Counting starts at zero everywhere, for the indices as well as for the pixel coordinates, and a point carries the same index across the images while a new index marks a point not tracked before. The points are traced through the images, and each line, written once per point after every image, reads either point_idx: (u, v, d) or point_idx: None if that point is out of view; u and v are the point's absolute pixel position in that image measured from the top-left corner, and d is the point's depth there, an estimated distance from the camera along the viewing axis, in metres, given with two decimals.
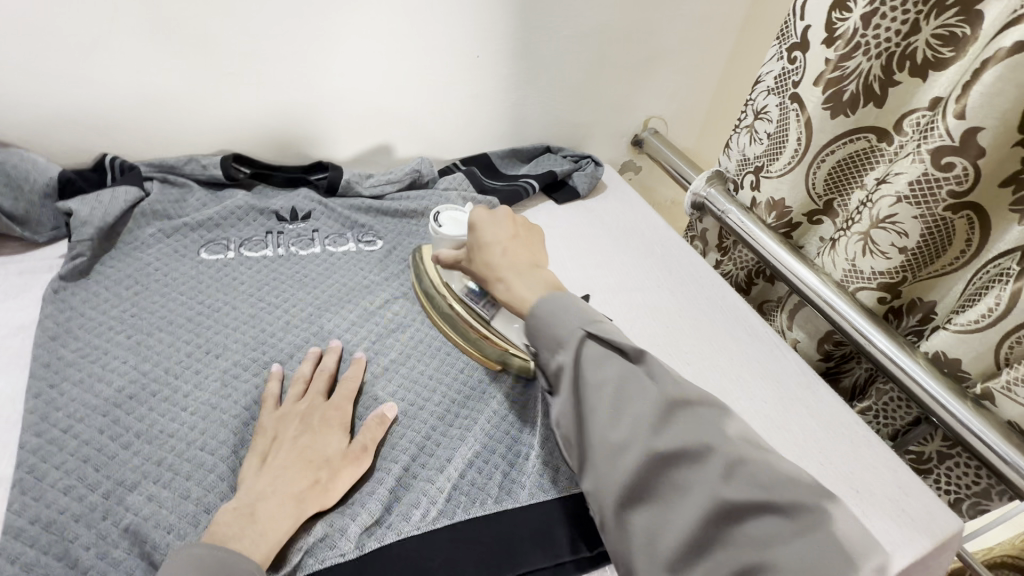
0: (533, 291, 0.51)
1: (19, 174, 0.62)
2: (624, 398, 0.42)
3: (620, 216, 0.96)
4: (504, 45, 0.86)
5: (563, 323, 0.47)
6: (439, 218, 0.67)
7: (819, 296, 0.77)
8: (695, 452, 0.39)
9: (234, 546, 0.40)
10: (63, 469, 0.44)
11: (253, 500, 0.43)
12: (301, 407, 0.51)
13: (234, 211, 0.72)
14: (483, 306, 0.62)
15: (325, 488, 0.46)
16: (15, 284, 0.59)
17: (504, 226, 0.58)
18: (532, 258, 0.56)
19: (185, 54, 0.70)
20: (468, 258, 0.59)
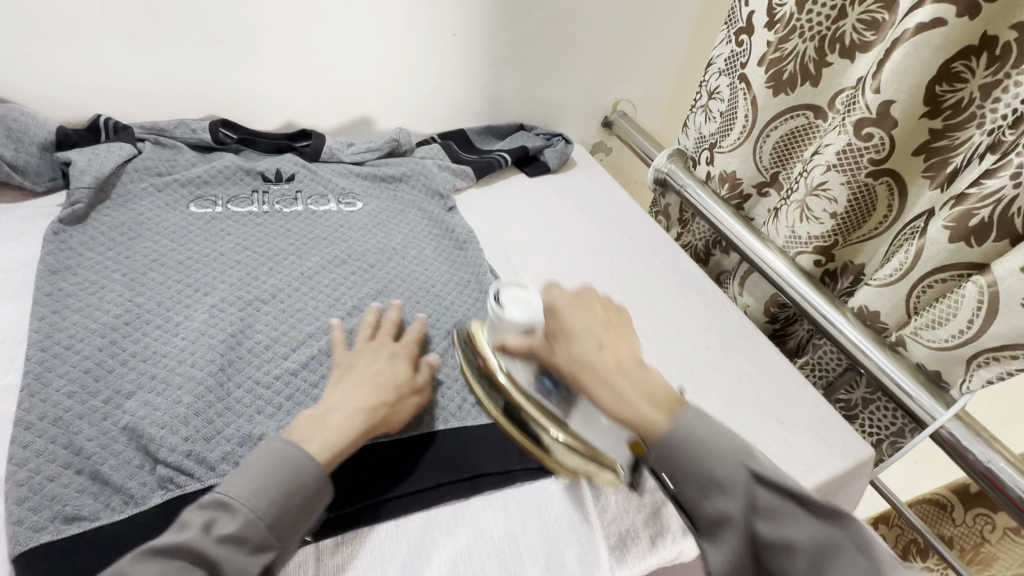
0: (622, 388, 0.44)
1: (19, 127, 0.66)
2: (733, 480, 0.37)
3: (587, 190, 1.03)
4: (478, 25, 0.92)
5: (685, 452, 0.39)
6: (500, 299, 0.56)
7: (761, 258, 0.85)
8: (777, 502, 0.37)
9: (306, 445, 0.45)
10: (67, 377, 0.50)
11: (326, 411, 0.49)
12: (371, 345, 0.57)
13: (222, 170, 0.77)
14: (554, 402, 0.52)
15: (391, 412, 0.52)
16: (17, 227, 0.64)
17: (593, 306, 0.51)
18: (626, 346, 0.48)
19: (175, 22, 0.75)
20: (548, 345, 0.50)
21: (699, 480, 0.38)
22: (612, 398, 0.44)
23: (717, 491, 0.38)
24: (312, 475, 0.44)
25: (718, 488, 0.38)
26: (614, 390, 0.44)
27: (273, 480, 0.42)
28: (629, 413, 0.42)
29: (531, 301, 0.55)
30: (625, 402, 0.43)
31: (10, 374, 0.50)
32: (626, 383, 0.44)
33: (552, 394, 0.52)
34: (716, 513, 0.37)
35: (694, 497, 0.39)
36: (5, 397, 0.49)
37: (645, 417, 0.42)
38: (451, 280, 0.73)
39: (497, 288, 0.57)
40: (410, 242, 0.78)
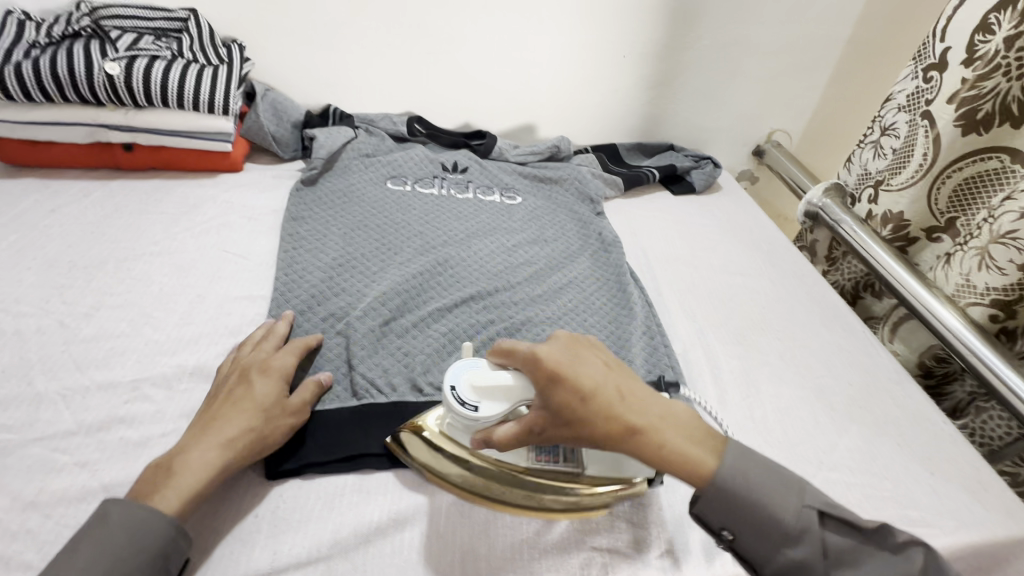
0: (669, 440, 0.44)
1: (282, 108, 0.86)
2: (803, 528, 0.42)
3: (731, 214, 1.04)
4: (649, 49, 0.99)
5: (736, 491, 0.43)
6: (457, 391, 0.48)
7: (923, 304, 0.79)
8: (846, 544, 0.43)
9: (158, 501, 0.41)
10: (302, 297, 0.64)
11: (174, 457, 0.44)
12: (247, 362, 0.53)
13: (413, 157, 0.92)
14: (566, 463, 0.50)
15: (258, 440, 0.47)
16: (269, 182, 0.82)
17: (582, 354, 0.47)
18: (637, 391, 0.46)
19: (399, 33, 0.90)
20: (570, 424, 0.44)
21: (766, 526, 0.43)
22: (655, 443, 0.44)
23: (791, 541, 0.42)
24: (152, 533, 0.40)
25: (795, 538, 0.42)
26: (668, 441, 0.44)
27: (115, 554, 0.38)
28: (681, 457, 0.44)
29: (500, 379, 0.48)
30: (677, 451, 0.44)
31: (264, 288, 0.65)
32: (641, 410, 0.45)
33: (554, 455, 0.50)
34: (789, 562, 0.43)
35: (753, 545, 0.43)
36: (260, 303, 0.63)
37: (679, 450, 0.44)
38: (593, 276, 0.79)
39: (450, 379, 0.49)
40: (560, 237, 0.86)
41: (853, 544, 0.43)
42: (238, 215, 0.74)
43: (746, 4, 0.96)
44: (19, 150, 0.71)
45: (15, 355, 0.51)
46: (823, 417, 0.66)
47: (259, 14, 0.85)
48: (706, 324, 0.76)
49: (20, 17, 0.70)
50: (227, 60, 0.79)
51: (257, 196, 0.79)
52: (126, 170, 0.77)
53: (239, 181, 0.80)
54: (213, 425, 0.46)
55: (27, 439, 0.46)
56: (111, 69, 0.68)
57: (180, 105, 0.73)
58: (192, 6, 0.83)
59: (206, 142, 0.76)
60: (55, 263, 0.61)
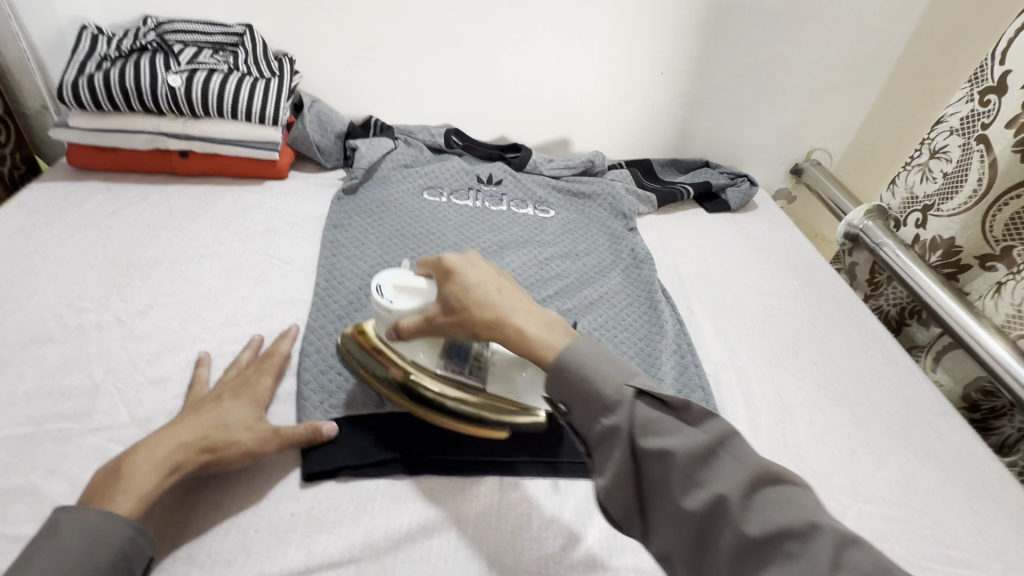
0: (527, 325, 0.46)
1: (326, 119, 0.89)
2: (619, 398, 0.41)
3: (767, 233, 1.03)
4: (688, 66, 0.99)
5: (575, 369, 0.43)
6: (382, 288, 0.54)
7: (970, 334, 0.76)
8: (653, 417, 0.40)
9: (108, 501, 0.41)
10: (340, 303, 0.66)
11: (129, 454, 0.44)
12: (232, 377, 0.54)
13: (450, 169, 0.94)
14: (470, 376, 0.53)
15: (218, 450, 0.47)
16: (312, 190, 0.85)
17: (478, 262, 0.51)
18: (517, 296, 0.49)
19: (442, 49, 0.93)
20: (449, 313, 0.48)
21: (590, 399, 0.42)
22: (516, 332, 0.46)
23: (606, 410, 0.41)
24: (103, 536, 0.39)
25: (610, 406, 0.41)
26: (524, 326, 0.46)
27: (68, 565, 0.37)
28: (536, 343, 0.45)
29: (416, 287, 0.53)
30: (531, 335, 0.46)
31: (304, 293, 0.68)
32: (511, 303, 0.48)
33: (462, 367, 0.53)
34: (603, 430, 0.40)
35: (585, 419, 0.42)
36: (300, 308, 0.66)
37: (536, 339, 0.45)
38: (624, 291, 0.79)
39: (377, 280, 0.54)
40: (592, 252, 0.86)
41: (675, 426, 0.39)
42: (282, 221, 0.77)
43: (788, 22, 0.95)
44: (84, 154, 0.76)
45: (77, 347, 0.55)
46: (860, 447, 0.64)
47: (310, 30, 0.89)
48: (739, 344, 0.75)
49: (94, 31, 0.75)
50: (278, 72, 0.83)
51: (301, 203, 0.82)
52: (180, 175, 0.81)
53: (283, 189, 0.84)
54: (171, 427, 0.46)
55: (85, 429, 0.48)
56: (174, 82, 0.73)
57: (234, 116, 0.77)
58: (248, 21, 0.87)
59: (255, 150, 0.80)
60: (115, 261, 0.64)
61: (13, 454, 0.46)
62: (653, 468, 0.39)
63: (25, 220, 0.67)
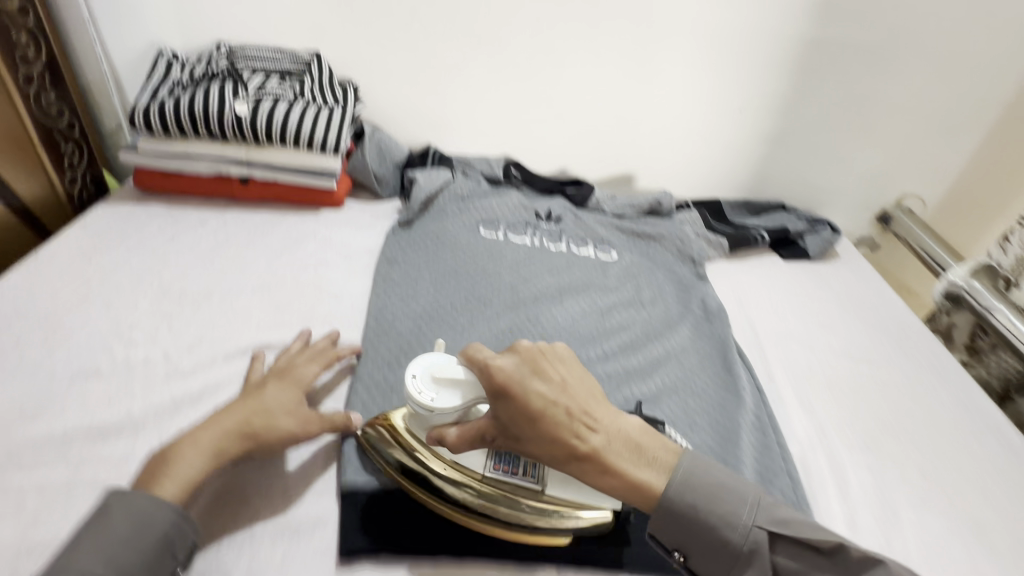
0: (618, 462, 0.42)
1: (387, 148, 0.88)
2: (748, 543, 0.41)
3: (851, 287, 0.93)
4: (770, 103, 0.92)
5: (688, 513, 0.42)
6: (417, 380, 0.49)
7: None
8: (794, 564, 0.41)
9: (154, 482, 0.42)
10: (388, 346, 0.62)
11: (180, 438, 0.46)
12: (281, 364, 0.55)
13: (508, 203, 0.90)
14: (526, 477, 0.49)
15: (260, 433, 0.48)
16: (367, 221, 0.83)
17: (543, 369, 0.44)
18: (594, 406, 0.44)
19: (508, 79, 0.90)
20: (507, 434, 0.44)
21: (713, 543, 0.42)
22: (600, 466, 0.42)
23: (742, 562, 0.42)
24: (150, 509, 0.40)
25: (746, 559, 0.42)
26: (611, 454, 0.42)
27: (117, 542, 0.39)
28: (637, 485, 0.42)
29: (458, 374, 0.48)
30: (622, 472, 0.42)
31: (353, 334, 0.64)
32: (595, 424, 0.43)
33: (514, 467, 0.50)
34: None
35: (717, 570, 0.43)
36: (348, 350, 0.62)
37: (627, 479, 0.42)
38: (693, 348, 0.72)
39: (412, 369, 0.50)
40: (657, 298, 0.79)
41: (813, 564, 0.41)
42: (335, 254, 0.75)
43: (887, 58, 0.86)
44: (148, 176, 0.76)
45: (122, 383, 0.52)
46: (984, 562, 0.54)
47: (376, 58, 0.88)
48: (829, 420, 0.66)
49: (168, 57, 0.76)
50: (342, 100, 0.81)
51: (355, 234, 0.80)
52: (239, 201, 0.80)
53: (339, 219, 0.82)
54: (214, 416, 0.47)
55: (121, 477, 0.45)
56: (240, 109, 0.72)
57: (296, 144, 0.75)
58: (316, 49, 0.87)
59: (313, 179, 0.78)
60: (168, 291, 0.63)
61: (47, 502, 0.43)
62: None
63: (89, 242, 0.67)
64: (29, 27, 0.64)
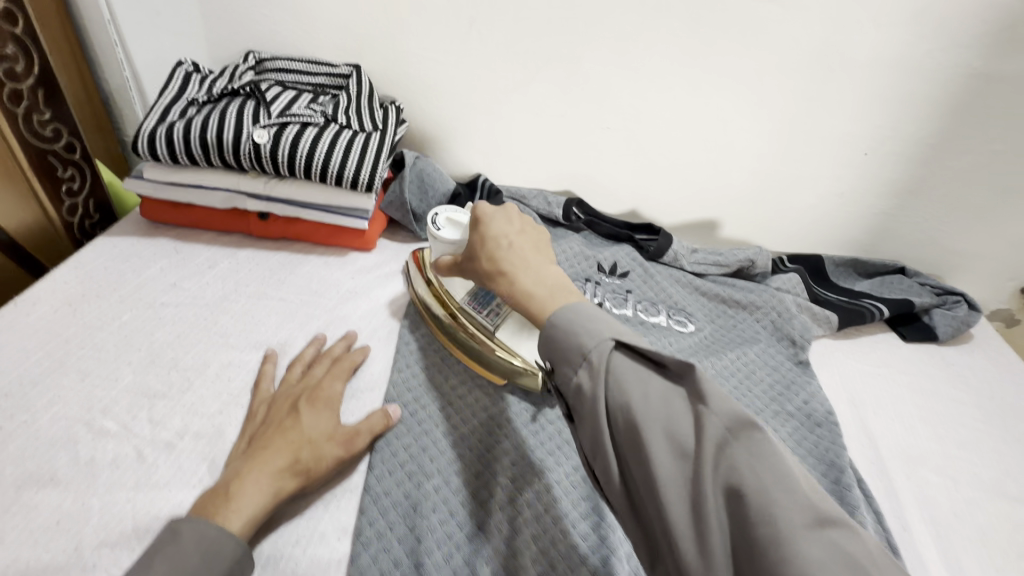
0: (524, 286, 0.43)
1: (429, 181, 0.74)
2: (598, 353, 0.35)
3: (996, 384, 0.73)
4: (906, 148, 0.73)
5: (568, 337, 0.37)
6: (437, 217, 0.55)
7: None
8: (635, 377, 0.34)
9: (218, 519, 0.38)
10: (408, 451, 0.49)
11: (230, 481, 0.41)
12: (300, 382, 0.51)
13: (566, 251, 0.76)
14: (486, 317, 0.56)
15: (309, 466, 0.44)
16: (399, 268, 0.70)
17: (512, 216, 0.49)
18: (531, 253, 0.46)
19: (578, 105, 0.75)
20: (467, 257, 0.50)
21: (576, 360, 0.36)
22: (513, 291, 0.43)
23: (585, 364, 0.36)
24: (230, 552, 0.37)
25: (588, 359, 0.36)
26: (525, 286, 0.43)
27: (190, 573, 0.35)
28: (540, 301, 0.41)
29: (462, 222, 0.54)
30: (529, 298, 0.42)
31: None
32: (523, 258, 0.45)
33: (483, 306, 0.56)
34: (580, 385, 0.36)
35: (570, 373, 0.37)
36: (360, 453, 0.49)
37: (526, 294, 0.42)
38: None
39: (437, 209, 0.57)
40: (748, 392, 0.63)
41: (651, 381, 0.34)
42: (358, 311, 0.62)
43: None
44: (158, 207, 0.67)
45: (80, 497, 0.42)
46: None
47: (425, 74, 0.75)
48: None
49: (189, 68, 0.67)
50: (382, 125, 0.69)
51: (384, 284, 0.67)
52: (255, 238, 0.69)
53: (368, 264, 0.70)
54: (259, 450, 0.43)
55: None
56: (259, 137, 0.61)
57: (325, 181, 0.64)
58: (357, 61, 0.75)
59: (341, 217, 0.67)
60: (158, 358, 0.53)
61: None
62: (625, 423, 0.33)
63: (79, 288, 0.58)
64: (17, 35, 0.60)
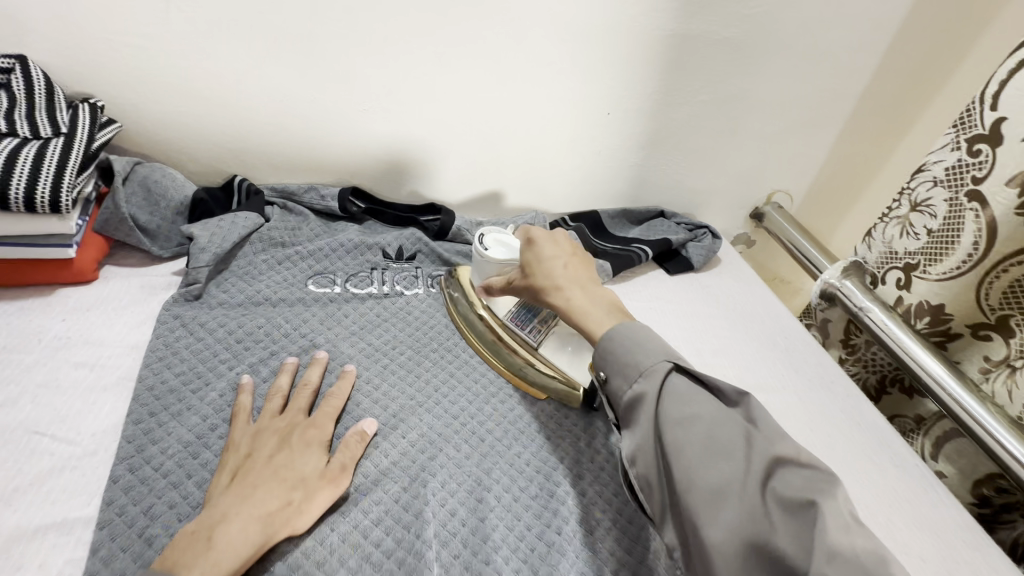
0: (575, 300, 0.53)
1: (158, 190, 0.63)
2: (740, 446, 0.38)
3: (737, 297, 0.88)
4: (640, 106, 0.82)
5: (683, 403, 0.42)
6: (484, 239, 0.64)
7: (975, 418, 0.67)
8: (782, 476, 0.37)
9: (188, 570, 0.37)
10: (151, 515, 0.43)
11: (214, 523, 0.40)
12: (280, 422, 0.49)
13: (344, 244, 0.70)
14: (530, 332, 0.62)
15: (297, 511, 0.43)
16: (134, 298, 0.60)
17: (554, 246, 0.58)
18: (584, 280, 0.55)
19: (327, 85, 0.70)
20: (522, 273, 0.58)
21: (707, 443, 0.39)
22: (563, 305, 0.53)
23: (722, 459, 0.38)
24: None
25: (726, 453, 0.38)
26: (575, 304, 0.52)
27: None
28: (587, 322, 0.51)
29: (510, 244, 0.63)
30: (578, 312, 0.52)
31: (91, 504, 0.43)
32: (573, 282, 0.54)
33: (526, 321, 0.63)
34: (715, 478, 0.38)
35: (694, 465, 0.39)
36: (82, 538, 0.41)
37: (576, 313, 0.52)
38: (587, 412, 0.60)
39: (483, 232, 0.64)
40: None
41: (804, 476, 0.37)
42: (74, 361, 0.52)
43: (753, 54, 0.79)
44: None
45: None
46: None
47: (124, 63, 0.64)
48: None
49: None
50: (68, 128, 0.57)
51: (110, 324, 0.57)
52: None
53: (87, 299, 0.59)
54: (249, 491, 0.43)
55: None
56: None
57: None
58: (28, 54, 0.61)
59: (36, 249, 0.56)
60: None
61: None
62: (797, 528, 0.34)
63: None
64: None
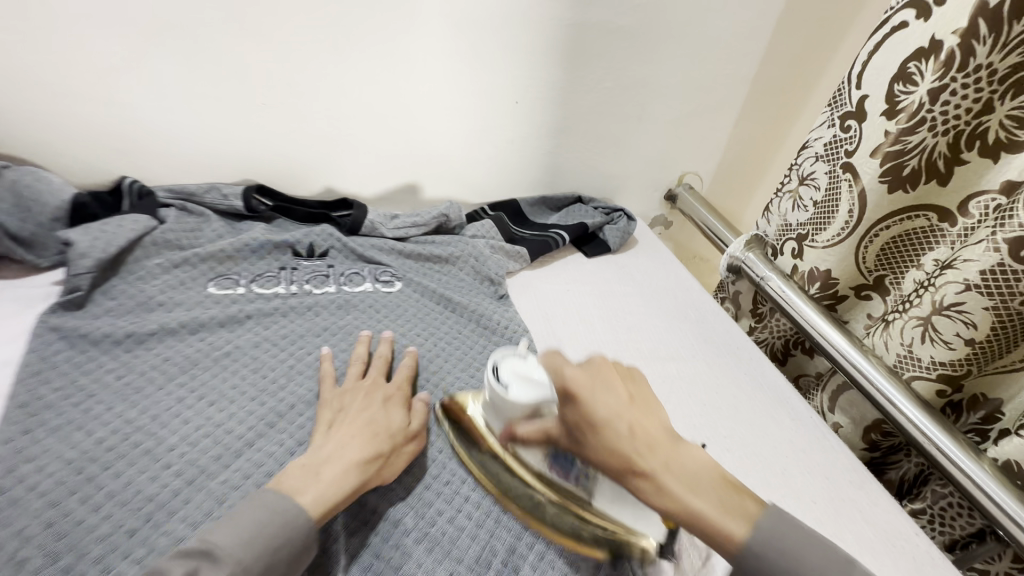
0: (665, 479, 0.39)
1: (31, 195, 0.60)
2: None
3: (653, 276, 0.92)
4: (547, 95, 0.84)
5: (808, 565, 0.36)
6: (501, 375, 0.50)
7: (858, 368, 0.73)
8: None
9: (297, 494, 0.42)
10: (24, 537, 0.40)
11: (322, 462, 0.45)
12: (365, 384, 0.55)
13: (248, 244, 0.68)
14: (576, 484, 0.47)
15: (385, 463, 0.48)
16: (6, 311, 0.57)
17: (609, 379, 0.43)
18: (658, 436, 0.41)
19: (218, 80, 0.67)
20: (566, 431, 0.44)
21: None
22: (648, 483, 0.40)
23: None
24: (304, 522, 0.40)
25: None
26: (666, 479, 0.39)
27: (268, 541, 0.38)
28: (714, 525, 0.38)
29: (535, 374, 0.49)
30: (675, 487, 0.39)
31: None
32: (650, 448, 0.40)
33: (570, 472, 0.47)
34: None
35: None
36: None
37: (668, 490, 0.39)
38: None
39: (495, 360, 0.51)
40: (449, 345, 0.66)
41: None
42: None
43: (649, 42, 0.83)
44: None
45: None
46: None
47: None
48: None
49: None
50: None
51: None
52: None
53: None
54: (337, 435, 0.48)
55: None
56: None
57: None
58: None
59: None
60: None
61: None
62: None
63: None
64: None
